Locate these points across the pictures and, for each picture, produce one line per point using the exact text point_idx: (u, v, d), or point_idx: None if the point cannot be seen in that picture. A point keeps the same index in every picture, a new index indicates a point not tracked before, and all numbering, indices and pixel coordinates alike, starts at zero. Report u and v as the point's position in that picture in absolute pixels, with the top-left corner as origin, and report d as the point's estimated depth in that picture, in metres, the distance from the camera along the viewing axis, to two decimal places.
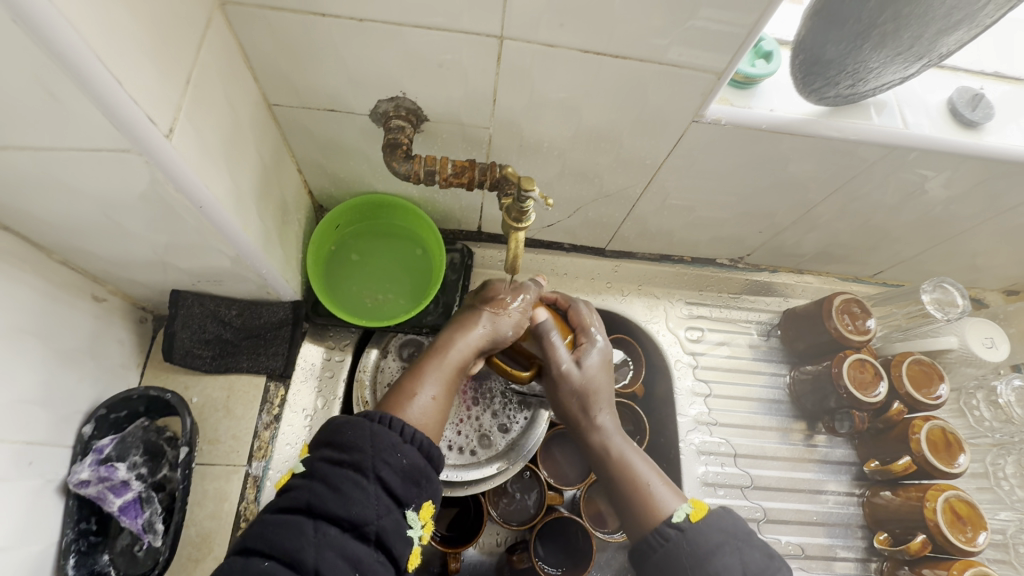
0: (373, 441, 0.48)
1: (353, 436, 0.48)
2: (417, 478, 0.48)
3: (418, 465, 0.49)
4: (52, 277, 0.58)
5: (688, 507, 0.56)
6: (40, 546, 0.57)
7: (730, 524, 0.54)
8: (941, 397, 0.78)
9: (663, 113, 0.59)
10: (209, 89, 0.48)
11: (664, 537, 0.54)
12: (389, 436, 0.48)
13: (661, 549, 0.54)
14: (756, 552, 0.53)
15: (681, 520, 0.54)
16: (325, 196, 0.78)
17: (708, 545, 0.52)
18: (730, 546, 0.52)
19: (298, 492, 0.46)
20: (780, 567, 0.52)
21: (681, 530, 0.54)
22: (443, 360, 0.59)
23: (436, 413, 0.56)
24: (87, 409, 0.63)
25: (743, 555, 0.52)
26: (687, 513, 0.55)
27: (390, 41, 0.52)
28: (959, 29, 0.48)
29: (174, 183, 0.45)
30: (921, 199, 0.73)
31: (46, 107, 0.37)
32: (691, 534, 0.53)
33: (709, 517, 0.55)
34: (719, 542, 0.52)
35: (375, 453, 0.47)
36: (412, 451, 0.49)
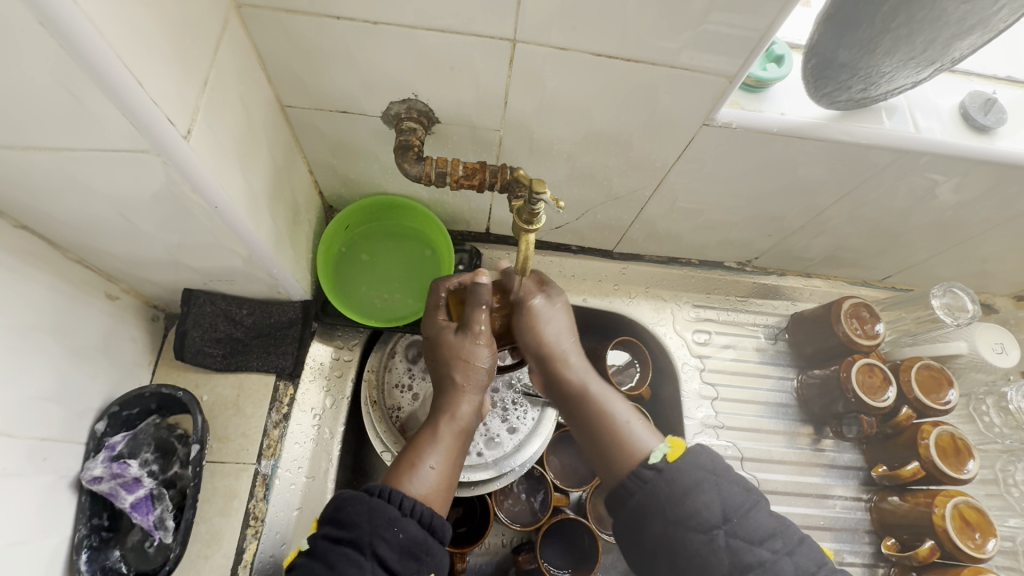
0: (370, 517, 0.50)
1: (354, 513, 0.50)
2: (415, 552, 0.50)
3: (417, 539, 0.50)
4: (67, 275, 0.58)
5: (666, 446, 0.57)
6: (53, 541, 0.57)
7: (706, 462, 0.56)
8: (951, 402, 0.77)
9: (673, 116, 0.59)
10: (224, 91, 0.49)
11: (642, 479, 0.55)
12: (387, 511, 0.50)
13: (641, 492, 0.55)
14: (735, 488, 0.55)
15: (657, 461, 0.56)
16: (335, 196, 0.79)
17: (687, 484, 0.54)
18: (708, 483, 0.54)
19: (300, 570, 0.49)
20: (758, 501, 0.54)
21: (659, 471, 0.55)
22: (440, 430, 0.60)
23: (441, 482, 0.57)
24: (99, 406, 0.64)
25: (721, 490, 0.54)
26: (665, 453, 0.56)
27: (403, 43, 0.52)
28: (972, 34, 0.47)
29: (191, 184, 0.46)
30: (931, 203, 0.73)
31: (67, 109, 0.38)
32: (668, 474, 0.55)
33: (685, 455, 0.56)
34: (697, 480, 0.54)
35: (372, 530, 0.49)
36: (410, 525, 0.51)
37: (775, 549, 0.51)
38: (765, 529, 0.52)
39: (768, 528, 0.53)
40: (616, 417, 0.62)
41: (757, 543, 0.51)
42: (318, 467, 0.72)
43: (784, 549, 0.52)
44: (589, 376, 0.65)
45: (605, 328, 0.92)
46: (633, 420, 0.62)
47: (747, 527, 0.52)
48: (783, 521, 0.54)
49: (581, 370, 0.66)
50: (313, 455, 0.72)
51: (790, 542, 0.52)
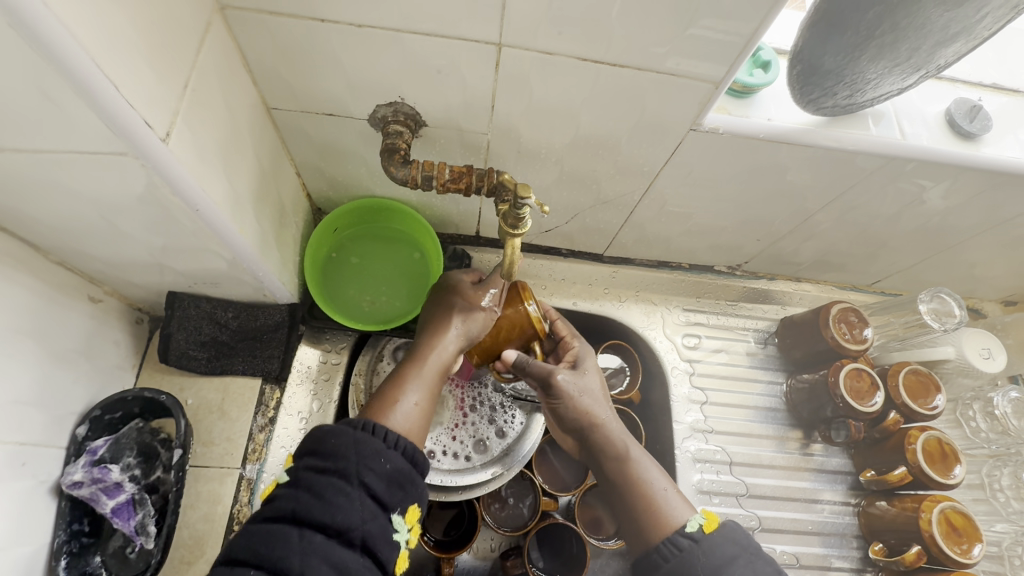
0: (357, 449, 0.48)
1: (338, 444, 0.48)
2: (401, 483, 0.49)
3: (402, 469, 0.49)
4: (48, 277, 0.58)
5: (701, 518, 0.57)
6: (31, 547, 0.57)
7: (740, 538, 0.55)
8: (938, 408, 0.78)
9: (661, 121, 0.59)
10: (207, 93, 0.48)
11: (677, 547, 0.55)
12: (372, 443, 0.49)
13: (675, 559, 0.54)
14: (768, 567, 0.53)
15: (694, 531, 0.55)
16: (323, 199, 0.78)
17: (722, 557, 0.53)
18: (742, 559, 0.53)
19: (284, 501, 0.45)
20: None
21: (695, 541, 0.54)
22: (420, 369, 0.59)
23: (420, 418, 0.56)
24: (81, 410, 0.63)
25: (754, 568, 0.53)
26: (700, 524, 0.56)
27: (389, 47, 0.52)
28: (956, 42, 0.48)
29: (172, 186, 0.45)
30: (919, 209, 0.73)
31: (43, 111, 0.37)
32: (705, 545, 0.54)
33: (721, 529, 0.56)
34: (732, 554, 0.53)
35: (359, 461, 0.47)
36: (396, 456, 0.49)
37: None
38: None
39: None
40: (653, 484, 0.60)
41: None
42: None
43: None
44: (624, 441, 0.63)
45: (595, 331, 0.92)
46: (668, 489, 0.60)
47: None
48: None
49: (619, 435, 0.63)
50: None
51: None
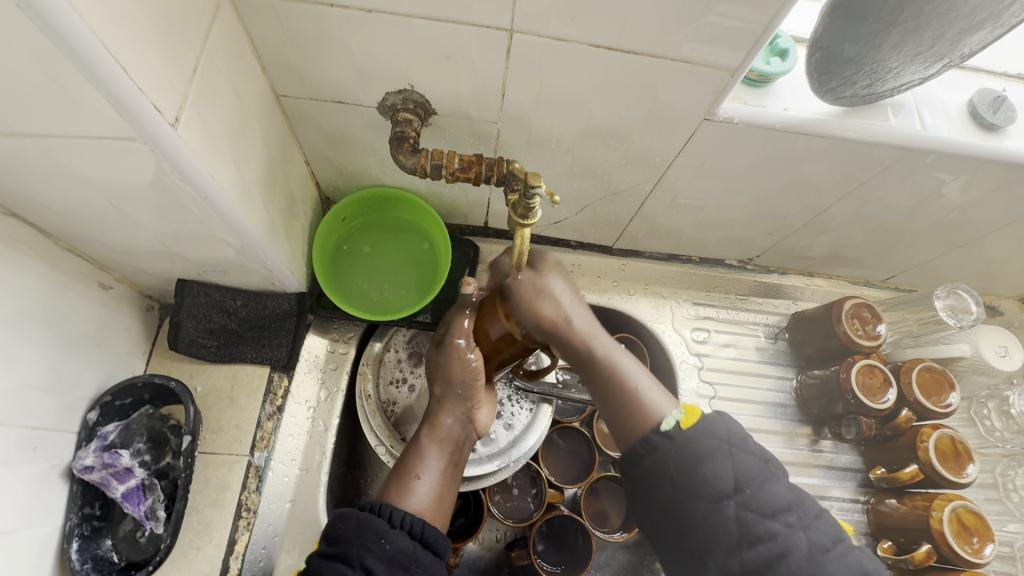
0: (359, 531, 0.49)
1: (344, 529, 0.50)
2: (405, 562, 0.48)
3: (406, 549, 0.49)
4: (59, 263, 0.58)
5: (680, 413, 0.55)
6: (44, 529, 0.57)
7: (720, 431, 0.53)
8: (952, 405, 0.76)
9: (675, 110, 0.58)
10: (216, 79, 0.48)
11: (651, 446, 0.54)
12: (377, 522, 0.50)
13: (650, 456, 0.54)
14: (751, 457, 0.53)
15: (669, 428, 0.54)
16: (332, 187, 0.78)
17: (698, 451, 0.52)
18: (721, 453, 0.52)
19: None
20: (775, 473, 0.52)
21: (670, 438, 0.54)
22: (428, 441, 0.62)
23: (436, 497, 0.59)
24: (92, 395, 0.63)
25: (733, 460, 0.52)
26: (677, 419, 0.54)
27: (400, 33, 0.51)
28: (982, 29, 0.47)
29: (180, 172, 0.45)
30: (937, 203, 0.72)
31: (50, 93, 0.37)
32: (679, 441, 0.53)
33: (698, 423, 0.54)
34: (710, 448, 0.52)
35: (360, 543, 0.48)
36: (400, 536, 0.50)
37: (789, 523, 0.49)
38: (780, 502, 0.50)
39: (783, 501, 0.50)
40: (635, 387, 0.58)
41: (769, 515, 0.50)
42: (312, 460, 0.72)
43: (800, 523, 0.49)
44: (597, 335, 0.61)
45: (604, 325, 0.91)
46: (647, 386, 0.58)
47: (760, 500, 0.50)
48: (801, 494, 0.52)
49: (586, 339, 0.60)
50: (306, 448, 0.72)
51: (807, 515, 0.50)
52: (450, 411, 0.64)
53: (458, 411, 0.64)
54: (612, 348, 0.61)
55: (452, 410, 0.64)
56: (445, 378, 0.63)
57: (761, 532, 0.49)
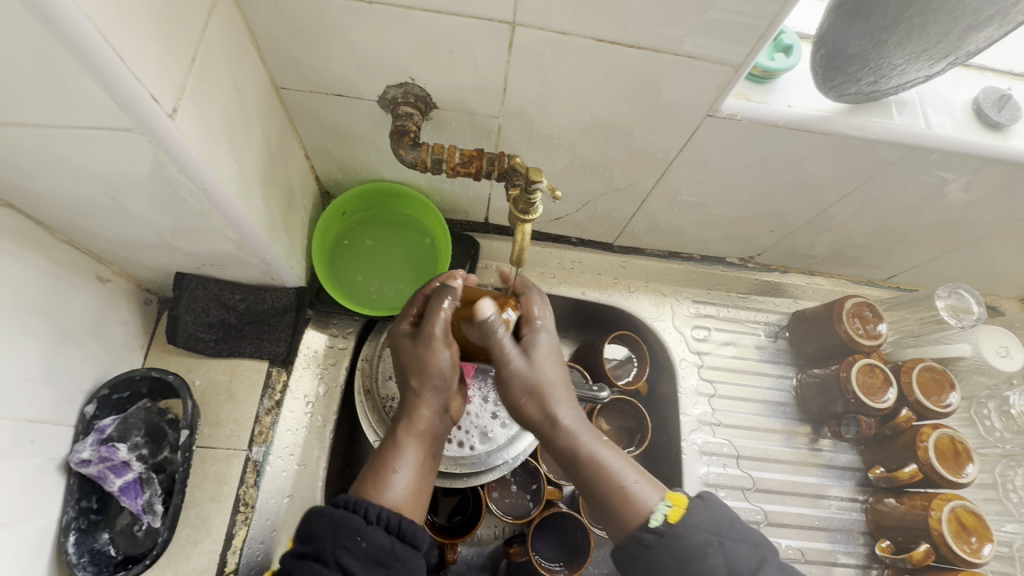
0: (334, 528, 0.48)
1: (318, 527, 0.48)
2: (382, 559, 0.47)
3: (383, 545, 0.48)
4: (56, 256, 0.58)
5: (667, 506, 0.53)
6: (40, 523, 0.57)
7: (709, 522, 0.51)
8: (952, 405, 0.76)
9: (677, 105, 0.57)
10: (215, 70, 0.47)
11: (642, 545, 0.51)
12: (353, 520, 0.48)
13: (641, 557, 0.51)
14: (742, 545, 0.50)
15: (658, 525, 0.51)
16: (332, 182, 0.78)
17: (690, 547, 0.49)
18: (713, 546, 0.49)
19: None
20: (767, 558, 0.50)
21: (660, 535, 0.51)
22: (406, 434, 0.58)
23: (414, 490, 0.55)
24: (89, 388, 0.63)
25: (727, 553, 0.49)
26: (665, 513, 0.52)
27: (401, 26, 0.51)
28: (988, 26, 0.46)
29: (178, 164, 0.45)
30: (939, 203, 0.71)
31: (45, 80, 0.37)
32: (669, 538, 0.50)
33: (687, 515, 0.52)
34: (700, 543, 0.49)
35: (336, 541, 0.47)
36: (377, 532, 0.48)
37: None
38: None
39: None
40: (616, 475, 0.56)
41: None
42: (310, 455, 0.72)
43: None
44: (582, 432, 0.58)
45: (604, 322, 0.91)
46: (635, 479, 0.55)
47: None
48: None
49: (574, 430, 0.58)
50: (304, 443, 0.73)
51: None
52: (427, 397, 0.60)
53: (436, 401, 0.60)
54: (598, 445, 0.58)
55: (430, 402, 0.60)
56: (423, 369, 0.59)
57: None
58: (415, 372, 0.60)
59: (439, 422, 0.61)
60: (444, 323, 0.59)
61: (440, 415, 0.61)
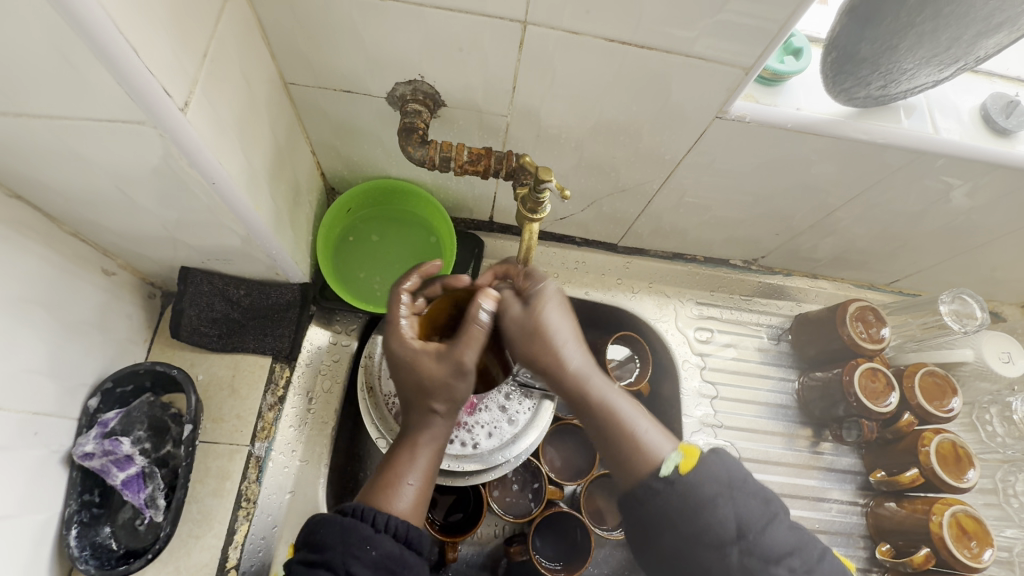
0: (343, 537, 0.48)
1: (327, 535, 0.48)
2: (391, 568, 0.48)
3: (393, 554, 0.48)
4: (62, 248, 0.58)
5: (679, 456, 0.53)
6: (42, 516, 0.57)
7: (720, 474, 0.52)
8: (953, 410, 0.76)
9: (686, 106, 0.58)
10: (226, 63, 0.47)
11: (653, 491, 0.52)
12: (362, 528, 0.49)
13: (651, 502, 0.52)
14: (753, 500, 0.52)
15: (669, 473, 0.52)
16: (337, 178, 0.78)
17: (702, 497, 0.51)
18: (724, 498, 0.51)
19: None
20: (776, 514, 0.52)
21: (671, 483, 0.52)
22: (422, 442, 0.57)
23: (420, 500, 0.55)
24: (93, 381, 0.63)
25: (737, 505, 0.51)
26: (677, 462, 0.53)
27: (412, 23, 0.51)
28: (998, 32, 0.47)
29: (188, 158, 0.45)
30: (944, 208, 0.71)
31: (60, 73, 0.37)
32: (681, 487, 0.51)
33: (699, 466, 0.53)
34: (713, 494, 0.51)
35: (345, 550, 0.47)
36: (386, 541, 0.49)
37: (793, 567, 0.50)
38: (783, 546, 0.50)
39: (786, 545, 0.50)
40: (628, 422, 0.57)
41: (773, 561, 0.49)
42: (313, 452, 0.72)
43: (803, 567, 0.50)
44: (593, 375, 0.60)
45: (607, 323, 0.91)
46: (649, 429, 0.56)
47: (765, 545, 0.50)
48: (802, 535, 0.52)
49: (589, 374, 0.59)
50: (307, 440, 0.72)
51: (808, 557, 0.51)
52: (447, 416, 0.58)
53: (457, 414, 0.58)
54: (607, 389, 0.59)
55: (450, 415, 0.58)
56: (445, 390, 0.56)
57: None
58: (438, 395, 0.56)
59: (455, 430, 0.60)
60: (478, 351, 0.55)
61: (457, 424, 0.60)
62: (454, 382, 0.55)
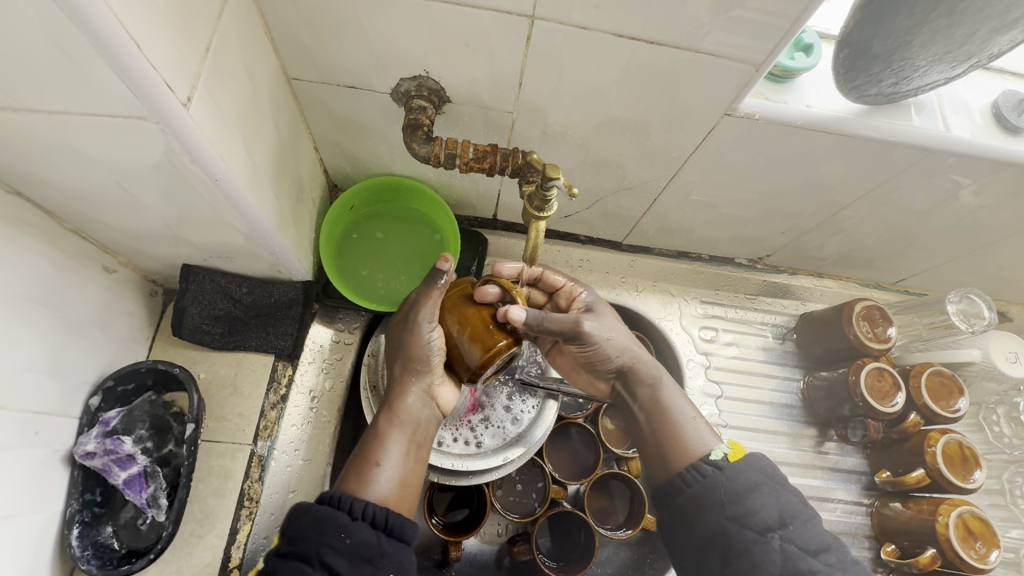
0: (318, 527, 0.48)
1: (302, 525, 0.48)
2: (367, 556, 0.47)
3: (369, 542, 0.48)
4: (63, 246, 0.57)
5: (727, 447, 0.56)
6: (44, 515, 0.56)
7: (766, 467, 0.55)
8: (960, 410, 0.76)
9: (694, 103, 0.57)
10: (229, 58, 0.46)
11: (700, 474, 0.55)
12: (337, 517, 0.48)
13: (697, 485, 0.54)
14: (794, 495, 0.54)
15: (718, 459, 0.55)
16: (340, 175, 0.77)
17: (747, 483, 0.53)
18: (768, 487, 0.53)
19: None
20: (814, 514, 0.53)
21: (719, 468, 0.54)
22: (389, 425, 0.59)
23: (395, 483, 0.56)
24: (94, 380, 0.63)
25: (779, 496, 0.53)
26: (725, 453, 0.56)
27: (418, 18, 0.50)
28: (1014, 28, 0.46)
29: (190, 153, 0.44)
30: (952, 207, 0.71)
31: (63, 68, 0.36)
32: (729, 472, 0.54)
33: (747, 458, 0.55)
34: (757, 481, 0.53)
35: (319, 539, 0.47)
36: (362, 529, 0.48)
37: (829, 563, 0.50)
38: (820, 541, 0.51)
39: (823, 542, 0.51)
40: (678, 412, 0.61)
41: (811, 553, 0.50)
42: (315, 450, 0.71)
43: (838, 565, 0.50)
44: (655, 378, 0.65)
45: None
46: (699, 423, 0.60)
47: (804, 536, 0.51)
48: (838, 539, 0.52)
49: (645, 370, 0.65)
50: (310, 439, 0.71)
51: (844, 559, 0.51)
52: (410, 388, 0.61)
53: (420, 389, 0.62)
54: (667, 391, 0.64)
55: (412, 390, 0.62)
56: (406, 356, 0.61)
57: (804, 567, 0.49)
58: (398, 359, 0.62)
59: (425, 413, 0.62)
60: (432, 309, 0.59)
61: (425, 404, 0.62)
62: (409, 347, 0.61)
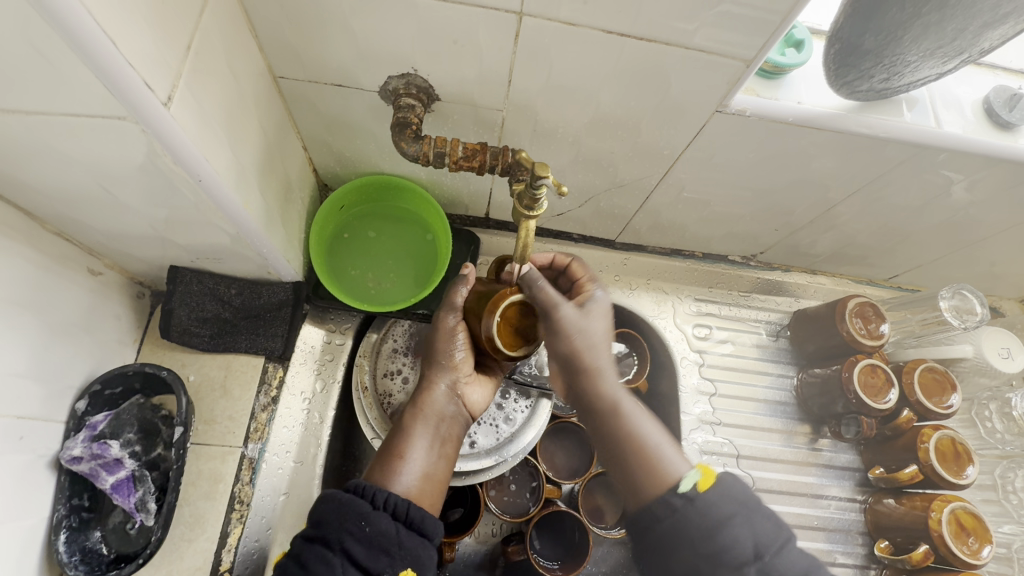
0: (339, 513, 0.48)
1: (326, 511, 0.48)
2: (386, 546, 0.47)
3: (388, 532, 0.47)
4: (46, 248, 0.56)
5: (697, 475, 0.53)
6: (29, 521, 0.56)
7: (737, 494, 0.52)
8: (953, 407, 0.76)
9: (685, 100, 0.56)
10: (211, 56, 0.46)
11: (671, 508, 0.51)
12: (360, 504, 0.48)
13: (668, 519, 0.51)
14: (768, 522, 0.51)
15: (688, 490, 0.52)
16: (330, 174, 0.76)
17: (720, 515, 0.50)
18: (741, 517, 0.50)
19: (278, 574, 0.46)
20: (790, 539, 0.50)
21: (689, 499, 0.51)
22: (416, 418, 0.60)
23: (417, 476, 0.55)
24: (80, 384, 0.62)
25: (753, 525, 0.50)
26: (695, 480, 0.52)
27: (404, 14, 0.49)
28: (1004, 23, 0.46)
29: (172, 154, 0.43)
30: (944, 203, 0.71)
31: (38, 67, 0.35)
32: (700, 504, 0.51)
33: (718, 485, 0.52)
34: (731, 512, 0.50)
35: (341, 526, 0.47)
36: (382, 519, 0.48)
37: None
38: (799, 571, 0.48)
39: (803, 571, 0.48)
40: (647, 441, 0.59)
41: None
42: (307, 453, 0.71)
43: None
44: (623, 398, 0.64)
45: None
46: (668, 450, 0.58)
47: (782, 569, 0.48)
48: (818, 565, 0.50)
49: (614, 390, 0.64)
50: (301, 441, 0.71)
51: None
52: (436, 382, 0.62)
53: (448, 384, 0.62)
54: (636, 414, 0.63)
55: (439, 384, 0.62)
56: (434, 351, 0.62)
57: None
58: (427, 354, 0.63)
59: (451, 409, 0.62)
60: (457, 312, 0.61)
61: (453, 401, 0.62)
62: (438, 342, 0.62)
